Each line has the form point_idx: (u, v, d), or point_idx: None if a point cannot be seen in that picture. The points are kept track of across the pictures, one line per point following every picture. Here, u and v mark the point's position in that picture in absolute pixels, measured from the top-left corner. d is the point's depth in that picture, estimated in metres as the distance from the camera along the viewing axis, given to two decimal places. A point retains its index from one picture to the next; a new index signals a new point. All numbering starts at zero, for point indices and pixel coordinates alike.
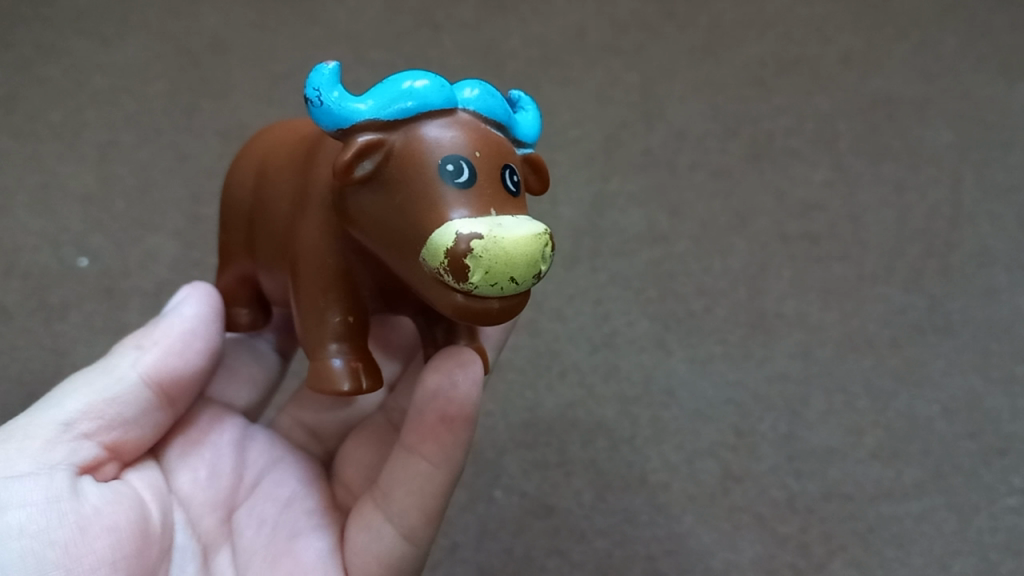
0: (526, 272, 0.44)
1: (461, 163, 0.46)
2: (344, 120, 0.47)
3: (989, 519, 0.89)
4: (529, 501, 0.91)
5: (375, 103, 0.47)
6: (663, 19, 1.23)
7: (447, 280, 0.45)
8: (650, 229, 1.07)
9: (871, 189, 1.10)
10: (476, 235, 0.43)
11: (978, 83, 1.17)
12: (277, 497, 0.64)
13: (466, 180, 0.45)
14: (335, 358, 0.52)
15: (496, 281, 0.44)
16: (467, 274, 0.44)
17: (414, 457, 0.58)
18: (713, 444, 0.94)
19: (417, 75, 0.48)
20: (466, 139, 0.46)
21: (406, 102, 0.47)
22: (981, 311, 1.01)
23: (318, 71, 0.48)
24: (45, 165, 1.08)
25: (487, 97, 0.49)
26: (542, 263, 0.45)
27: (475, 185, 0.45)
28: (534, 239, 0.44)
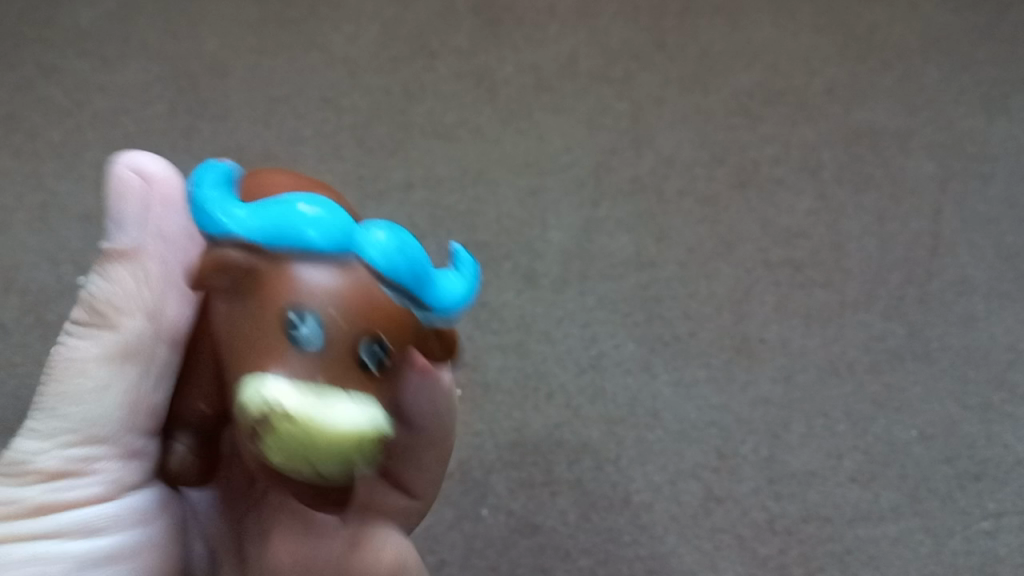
0: (331, 464, 0.42)
1: (304, 318, 0.44)
2: (218, 230, 0.46)
3: (963, 542, 0.93)
4: (515, 520, 0.94)
5: (259, 220, 0.46)
6: (654, 48, 1.26)
7: (257, 430, 0.42)
8: (637, 254, 1.09)
9: (854, 218, 1.12)
10: (280, 403, 0.42)
11: (959, 115, 1.20)
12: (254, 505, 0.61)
13: (309, 340, 0.44)
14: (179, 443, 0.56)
15: (295, 464, 0.42)
16: (264, 436, 0.42)
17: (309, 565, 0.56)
18: (696, 466, 0.97)
19: (312, 203, 0.47)
20: (331, 293, 0.44)
21: (268, 222, 0.46)
22: (959, 339, 1.04)
23: (213, 167, 0.50)
24: (45, 184, 1.12)
25: (279, 207, 0.46)
26: (357, 460, 0.43)
27: (319, 348, 0.44)
28: (353, 433, 0.42)
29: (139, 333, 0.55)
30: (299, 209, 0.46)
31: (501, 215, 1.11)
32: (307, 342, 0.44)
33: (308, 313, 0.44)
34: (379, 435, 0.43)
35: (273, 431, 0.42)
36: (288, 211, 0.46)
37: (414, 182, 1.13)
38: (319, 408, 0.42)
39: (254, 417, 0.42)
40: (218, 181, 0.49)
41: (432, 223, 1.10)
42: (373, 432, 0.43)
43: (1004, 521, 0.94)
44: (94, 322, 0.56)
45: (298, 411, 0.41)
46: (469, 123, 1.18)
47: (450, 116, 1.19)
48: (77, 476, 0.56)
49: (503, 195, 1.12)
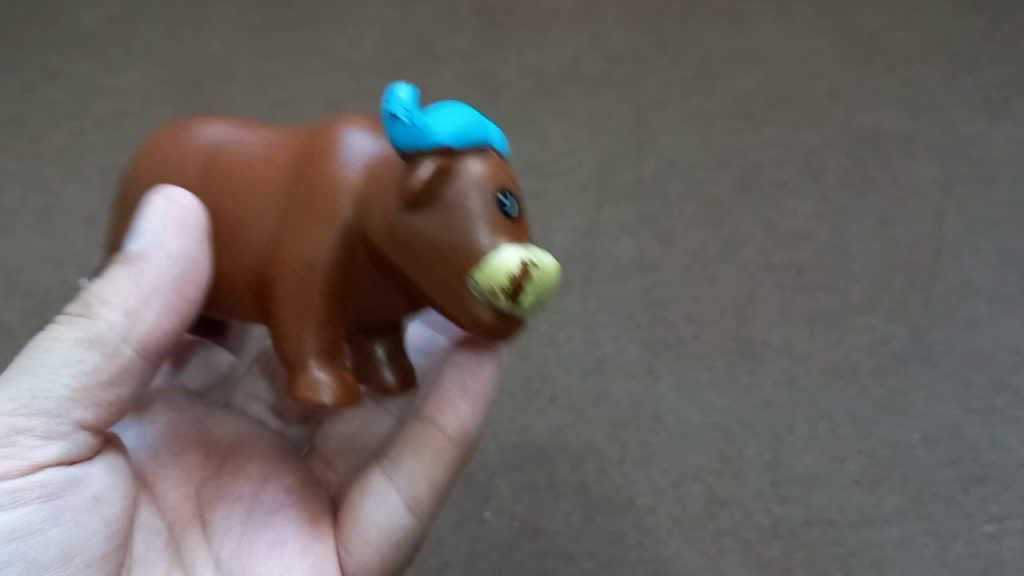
0: (551, 294, 0.48)
1: (504, 196, 0.48)
2: (421, 142, 0.46)
3: (968, 545, 0.92)
4: (518, 523, 0.93)
5: (448, 130, 0.47)
6: (656, 52, 1.26)
7: (499, 303, 0.47)
8: (641, 257, 1.09)
9: (857, 221, 1.12)
10: (532, 262, 0.46)
11: (961, 119, 1.20)
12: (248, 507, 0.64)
13: (511, 210, 0.48)
14: (319, 371, 0.50)
15: (535, 303, 0.47)
16: (523, 296, 0.46)
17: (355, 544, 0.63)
18: (700, 469, 0.97)
19: (451, 108, 0.49)
20: (491, 171, 0.48)
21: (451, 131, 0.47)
22: (963, 342, 1.04)
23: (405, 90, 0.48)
24: (49, 187, 1.12)
25: (453, 123, 0.47)
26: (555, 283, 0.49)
27: (517, 215, 0.48)
28: (556, 265, 0.48)
29: (119, 329, 0.54)
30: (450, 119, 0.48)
31: None
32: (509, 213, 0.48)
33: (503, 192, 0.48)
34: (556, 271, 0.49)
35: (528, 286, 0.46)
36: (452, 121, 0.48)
37: None
38: (541, 256, 0.47)
39: (502, 286, 0.46)
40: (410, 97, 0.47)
41: None
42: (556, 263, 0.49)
43: (1009, 524, 0.94)
44: (77, 312, 0.54)
45: (539, 258, 0.47)
46: None
47: None
48: (21, 446, 0.51)
49: None
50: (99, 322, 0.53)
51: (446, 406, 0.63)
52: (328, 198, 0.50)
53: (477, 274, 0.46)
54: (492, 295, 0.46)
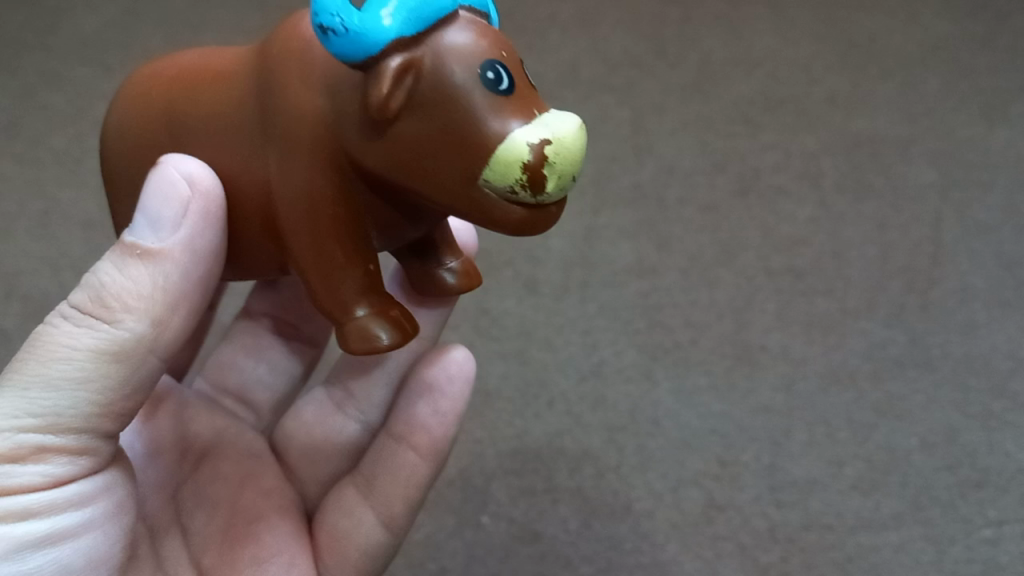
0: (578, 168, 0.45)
1: (499, 70, 0.44)
2: (372, 46, 0.43)
3: (966, 550, 0.92)
4: (516, 527, 0.93)
5: (397, 14, 0.43)
6: (655, 57, 1.26)
7: (522, 196, 0.44)
8: (638, 261, 1.09)
9: (854, 226, 1.12)
10: (546, 141, 0.43)
11: (959, 123, 1.20)
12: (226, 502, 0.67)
13: (507, 87, 0.44)
14: (361, 310, 0.51)
15: (563, 184, 0.45)
16: (545, 183, 0.44)
17: (343, 541, 0.67)
18: (697, 474, 0.97)
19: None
20: (484, 43, 0.45)
21: (402, 12, 0.43)
22: (960, 346, 1.04)
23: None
24: (47, 192, 1.13)
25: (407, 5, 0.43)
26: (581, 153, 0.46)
27: (515, 92, 0.44)
28: (579, 130, 0.45)
29: (140, 336, 0.52)
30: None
31: None
32: (504, 90, 0.44)
33: (490, 65, 0.44)
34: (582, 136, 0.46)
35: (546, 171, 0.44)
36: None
37: None
38: (558, 125, 0.44)
39: (519, 178, 0.43)
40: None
41: None
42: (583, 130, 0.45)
43: (1006, 529, 0.94)
44: (94, 312, 0.51)
45: (556, 135, 0.44)
46: None
47: None
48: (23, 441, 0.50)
49: None
50: (122, 331, 0.51)
51: (424, 412, 0.68)
52: (315, 129, 0.47)
53: (494, 171, 0.44)
54: (511, 190, 0.44)
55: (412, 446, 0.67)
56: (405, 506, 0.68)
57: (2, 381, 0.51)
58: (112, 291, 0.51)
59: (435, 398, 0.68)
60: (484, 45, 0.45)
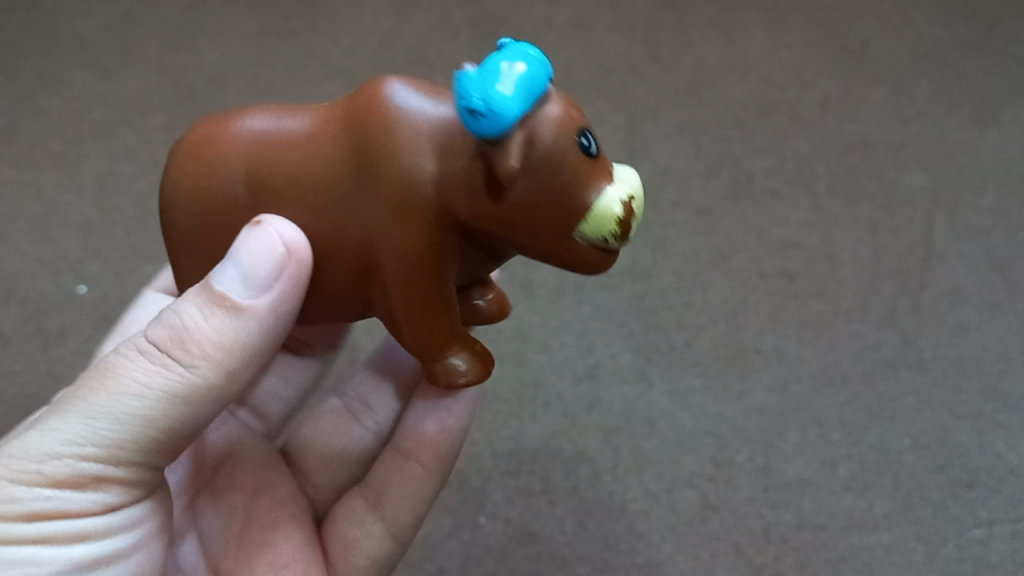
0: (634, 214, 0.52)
1: (587, 134, 0.49)
2: (506, 124, 0.45)
3: (957, 549, 0.94)
4: (512, 528, 0.94)
5: (520, 88, 0.45)
6: (649, 61, 1.27)
7: (609, 245, 0.50)
8: (633, 264, 1.10)
9: (847, 228, 1.14)
10: (628, 196, 0.49)
11: (950, 127, 1.22)
12: (240, 508, 0.68)
13: (593, 150, 0.49)
14: (451, 351, 0.55)
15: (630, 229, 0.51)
16: (627, 232, 0.50)
17: (353, 548, 0.70)
18: (692, 474, 0.98)
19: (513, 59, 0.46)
20: (570, 109, 0.49)
21: (523, 83, 0.46)
22: (951, 348, 1.05)
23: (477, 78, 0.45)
24: (46, 195, 1.13)
25: (526, 77, 0.46)
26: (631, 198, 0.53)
27: (599, 154, 0.49)
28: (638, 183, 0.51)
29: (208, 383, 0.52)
30: (521, 71, 0.46)
31: None
32: (593, 153, 0.49)
33: (581, 130, 0.48)
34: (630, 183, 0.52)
35: (628, 223, 0.50)
36: (522, 71, 0.46)
37: None
38: (628, 181, 0.50)
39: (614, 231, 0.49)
40: (478, 78, 0.45)
41: None
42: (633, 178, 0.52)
43: (997, 529, 0.95)
44: (171, 354, 0.51)
45: (633, 190, 0.50)
46: None
47: None
48: (81, 469, 0.50)
49: None
50: (190, 378, 0.51)
51: (438, 428, 0.72)
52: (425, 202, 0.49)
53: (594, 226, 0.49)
54: (602, 240, 0.50)
55: (419, 459, 0.72)
56: (411, 517, 0.72)
57: (71, 406, 0.51)
58: (192, 336, 0.51)
59: (445, 417, 0.72)
60: (571, 111, 0.49)
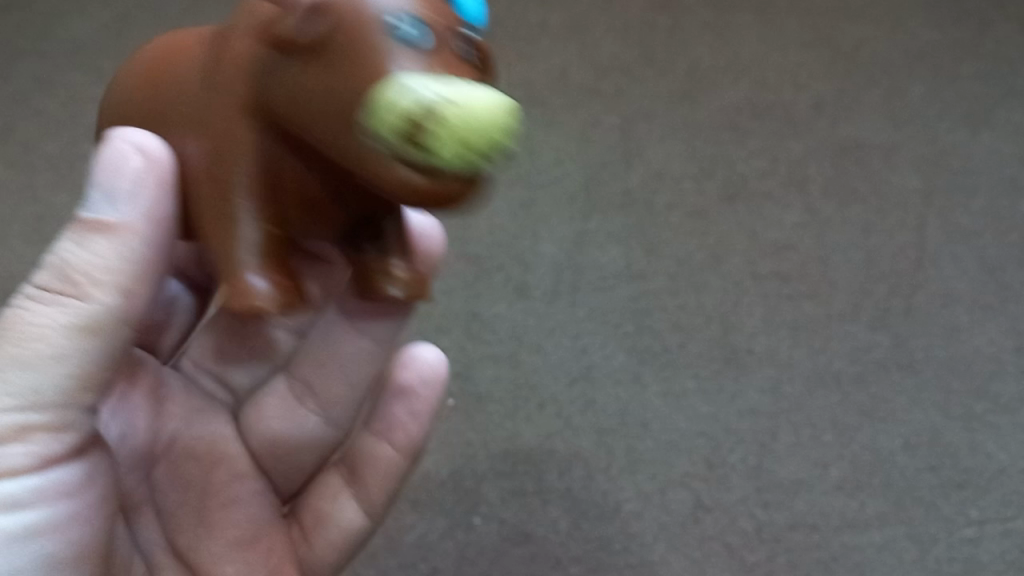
0: (499, 144, 0.43)
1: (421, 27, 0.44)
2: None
3: (947, 549, 0.95)
4: (506, 528, 0.95)
5: None
6: (643, 63, 1.28)
7: (408, 153, 0.43)
8: (627, 266, 1.10)
9: (839, 230, 1.14)
10: (428, 91, 0.42)
11: (942, 129, 1.23)
12: (201, 494, 0.66)
13: (420, 41, 0.44)
14: (254, 279, 0.50)
15: (477, 153, 0.42)
16: (442, 145, 0.41)
17: (329, 531, 0.72)
18: (686, 475, 0.98)
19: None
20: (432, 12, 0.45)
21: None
22: (943, 349, 1.06)
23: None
24: (41, 196, 1.14)
25: None
26: (509, 137, 0.43)
27: (432, 49, 0.44)
28: (499, 105, 0.43)
29: (111, 310, 0.52)
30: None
31: (494, 228, 1.12)
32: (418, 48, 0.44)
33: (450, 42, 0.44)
34: (504, 114, 0.43)
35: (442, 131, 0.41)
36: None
37: None
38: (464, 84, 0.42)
39: (403, 129, 0.42)
40: None
41: None
42: (501, 106, 0.43)
43: (988, 529, 0.96)
44: (65, 291, 0.51)
45: (452, 94, 0.42)
46: None
47: None
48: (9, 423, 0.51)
49: (496, 209, 1.14)
50: (83, 301, 0.51)
51: (406, 416, 0.73)
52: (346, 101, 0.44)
53: (435, 139, 0.41)
54: (389, 138, 0.42)
55: (390, 441, 0.73)
56: (383, 492, 0.73)
57: None
58: (72, 266, 0.51)
59: (412, 399, 0.73)
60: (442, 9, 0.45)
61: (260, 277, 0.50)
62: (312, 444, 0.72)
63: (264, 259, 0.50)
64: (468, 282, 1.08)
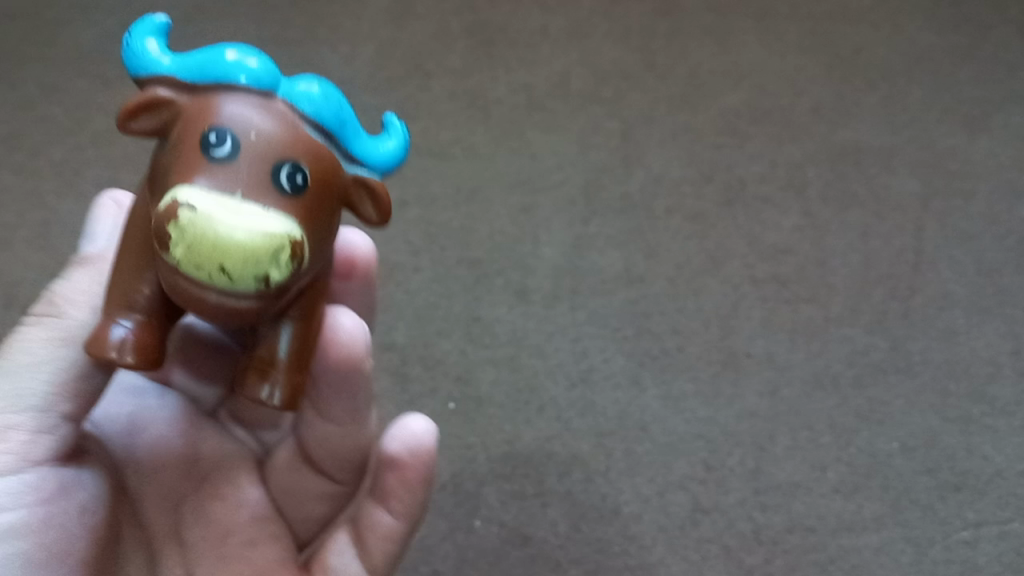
0: (238, 266, 0.47)
1: (241, 147, 0.49)
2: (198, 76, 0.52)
3: (944, 551, 0.96)
4: (506, 531, 0.96)
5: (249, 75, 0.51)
6: (643, 69, 1.28)
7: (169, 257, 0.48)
8: (627, 270, 1.11)
9: (837, 234, 1.15)
10: (189, 206, 0.47)
11: (940, 134, 1.23)
12: (214, 522, 0.67)
13: (227, 152, 0.49)
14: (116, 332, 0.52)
15: (202, 265, 0.47)
16: (168, 240, 0.47)
17: None
18: (684, 477, 0.99)
19: (247, 52, 0.52)
20: (283, 136, 0.50)
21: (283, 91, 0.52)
22: (940, 353, 1.07)
23: (145, 21, 0.54)
24: (46, 202, 1.15)
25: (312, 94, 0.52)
26: (269, 268, 0.48)
27: (290, 195, 0.49)
28: (261, 236, 0.47)
29: (86, 325, 0.59)
30: (305, 87, 0.52)
31: (494, 232, 1.13)
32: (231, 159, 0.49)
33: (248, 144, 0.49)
34: (278, 246, 0.47)
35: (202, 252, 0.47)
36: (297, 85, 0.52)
37: (409, 201, 1.14)
38: (258, 222, 0.47)
39: (178, 253, 0.47)
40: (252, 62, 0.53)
41: (426, 239, 1.11)
42: (275, 239, 0.47)
43: (984, 531, 0.97)
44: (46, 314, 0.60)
45: (207, 213, 0.47)
46: (462, 141, 1.19)
47: (445, 135, 1.20)
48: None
49: (496, 213, 1.14)
50: (59, 318, 0.59)
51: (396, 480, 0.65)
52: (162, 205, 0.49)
53: (177, 245, 0.47)
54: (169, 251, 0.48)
55: (388, 505, 0.66)
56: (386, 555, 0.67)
57: None
58: (54, 297, 0.61)
59: (401, 470, 0.65)
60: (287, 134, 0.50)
61: (119, 323, 0.52)
62: (321, 494, 0.71)
63: (148, 314, 0.53)
64: (468, 287, 1.09)
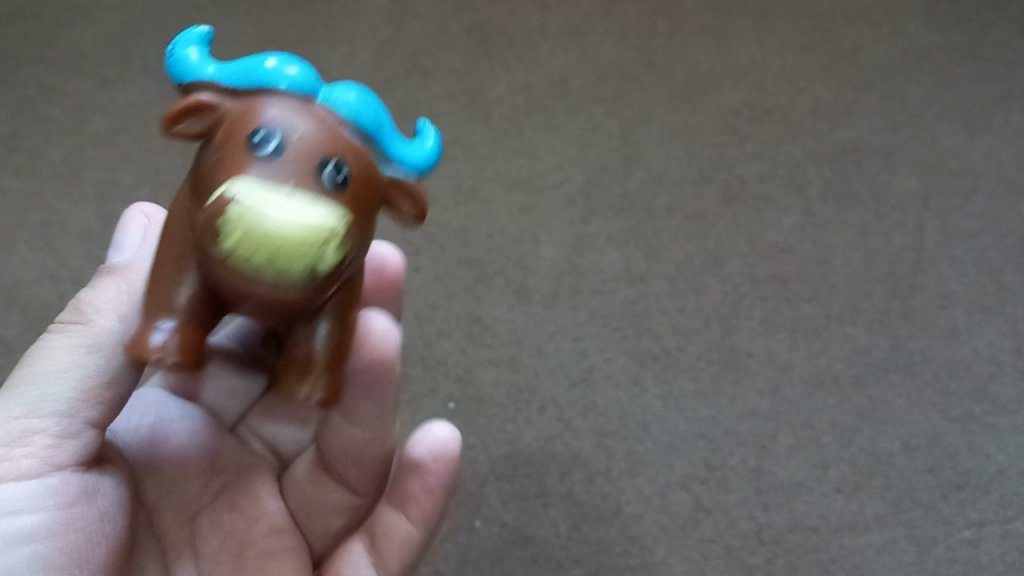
0: (290, 257, 0.45)
1: (276, 136, 0.48)
2: (187, 76, 0.52)
3: (946, 550, 0.96)
4: (507, 531, 0.96)
5: (220, 69, 0.52)
6: (643, 68, 1.28)
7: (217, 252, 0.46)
8: (627, 269, 1.11)
9: (838, 233, 1.15)
10: (238, 197, 0.45)
11: (940, 132, 1.23)
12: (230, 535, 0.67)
13: (273, 147, 0.48)
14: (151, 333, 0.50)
15: (252, 256, 0.45)
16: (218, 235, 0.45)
17: None
18: (686, 477, 0.99)
19: (289, 59, 0.51)
20: (320, 133, 0.49)
21: (281, 83, 0.50)
22: (942, 351, 1.06)
23: (188, 32, 0.54)
24: (46, 204, 1.15)
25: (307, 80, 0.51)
26: (318, 255, 0.46)
27: (331, 189, 0.48)
28: (312, 223, 0.45)
29: (113, 332, 0.58)
30: (288, 69, 0.51)
31: (494, 231, 1.12)
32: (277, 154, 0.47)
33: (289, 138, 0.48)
34: (325, 232, 0.46)
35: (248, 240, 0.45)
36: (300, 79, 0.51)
37: None
38: (305, 207, 0.46)
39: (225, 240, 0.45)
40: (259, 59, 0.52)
41: (426, 239, 1.11)
42: (321, 225, 0.46)
43: (986, 530, 0.97)
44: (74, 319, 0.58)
45: (258, 203, 0.45)
46: (462, 141, 1.19)
47: (444, 135, 1.19)
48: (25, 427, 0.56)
49: (496, 212, 1.14)
50: (86, 323, 0.58)
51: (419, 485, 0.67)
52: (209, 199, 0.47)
53: (228, 235, 0.45)
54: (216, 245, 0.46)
55: (407, 512, 0.68)
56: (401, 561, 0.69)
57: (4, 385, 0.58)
58: (82, 302, 0.59)
59: (424, 475, 0.67)
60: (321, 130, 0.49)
61: (158, 327, 0.50)
62: (341, 506, 0.71)
63: (189, 316, 0.51)
64: (468, 286, 1.08)
